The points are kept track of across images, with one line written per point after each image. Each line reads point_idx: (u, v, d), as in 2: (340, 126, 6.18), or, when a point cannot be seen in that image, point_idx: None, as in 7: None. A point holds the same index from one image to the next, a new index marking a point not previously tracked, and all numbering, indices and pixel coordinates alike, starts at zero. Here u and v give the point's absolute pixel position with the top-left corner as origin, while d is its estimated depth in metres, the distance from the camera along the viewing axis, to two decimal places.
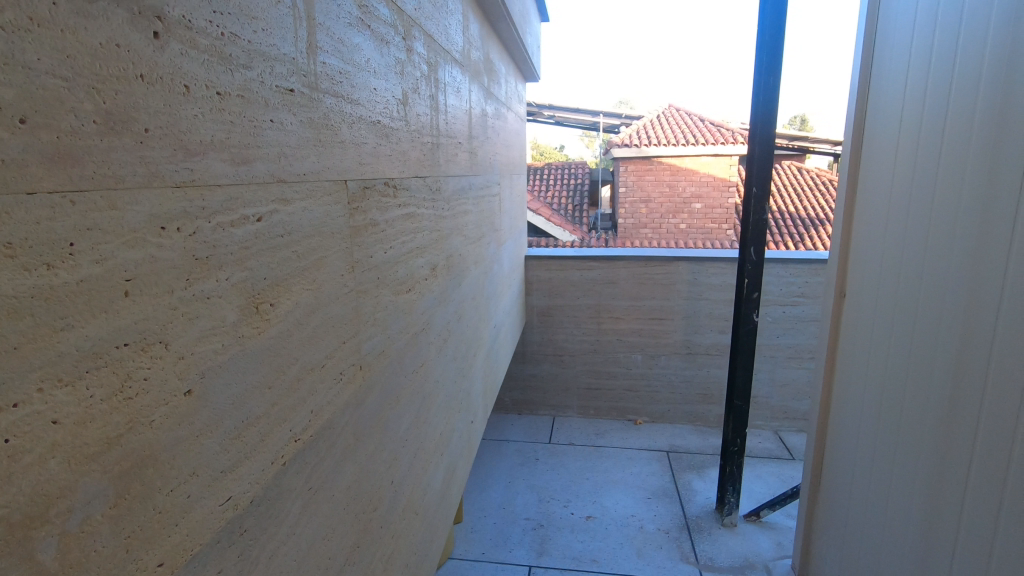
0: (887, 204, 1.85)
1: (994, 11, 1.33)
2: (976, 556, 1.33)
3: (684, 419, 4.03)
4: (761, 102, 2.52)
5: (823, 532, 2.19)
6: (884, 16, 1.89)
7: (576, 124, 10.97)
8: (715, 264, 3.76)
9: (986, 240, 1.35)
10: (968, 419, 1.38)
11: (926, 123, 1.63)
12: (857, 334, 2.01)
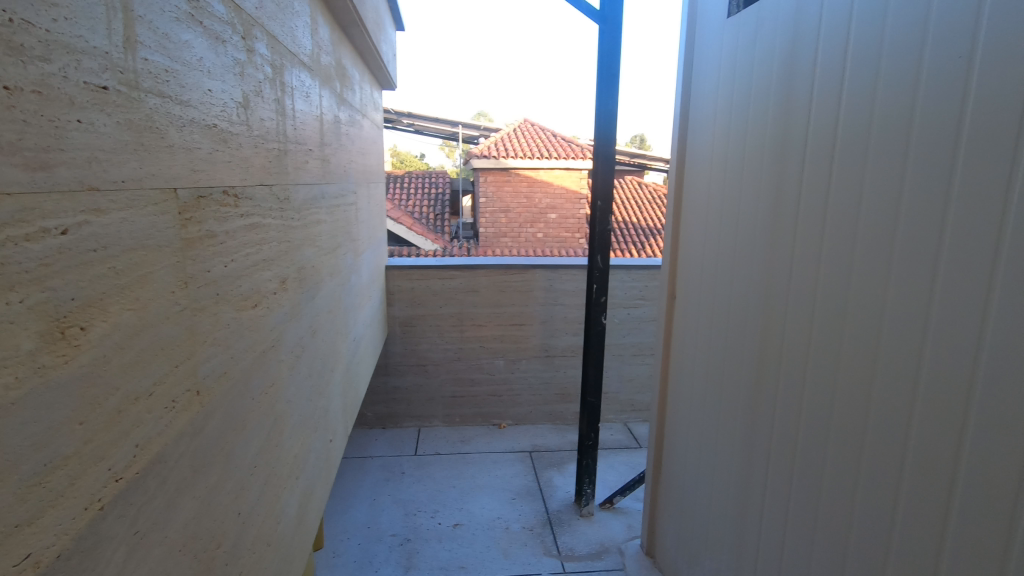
0: (705, 219, 2.13)
1: (780, 61, 1.62)
2: (778, 513, 1.59)
3: (544, 419, 4.22)
4: (602, 123, 2.75)
5: (665, 510, 2.43)
6: (699, 56, 2.19)
7: (436, 134, 11.01)
8: (567, 271, 4.01)
9: (777, 250, 1.62)
10: (769, 399, 1.64)
11: (732, 151, 1.92)
12: (686, 331, 2.29)
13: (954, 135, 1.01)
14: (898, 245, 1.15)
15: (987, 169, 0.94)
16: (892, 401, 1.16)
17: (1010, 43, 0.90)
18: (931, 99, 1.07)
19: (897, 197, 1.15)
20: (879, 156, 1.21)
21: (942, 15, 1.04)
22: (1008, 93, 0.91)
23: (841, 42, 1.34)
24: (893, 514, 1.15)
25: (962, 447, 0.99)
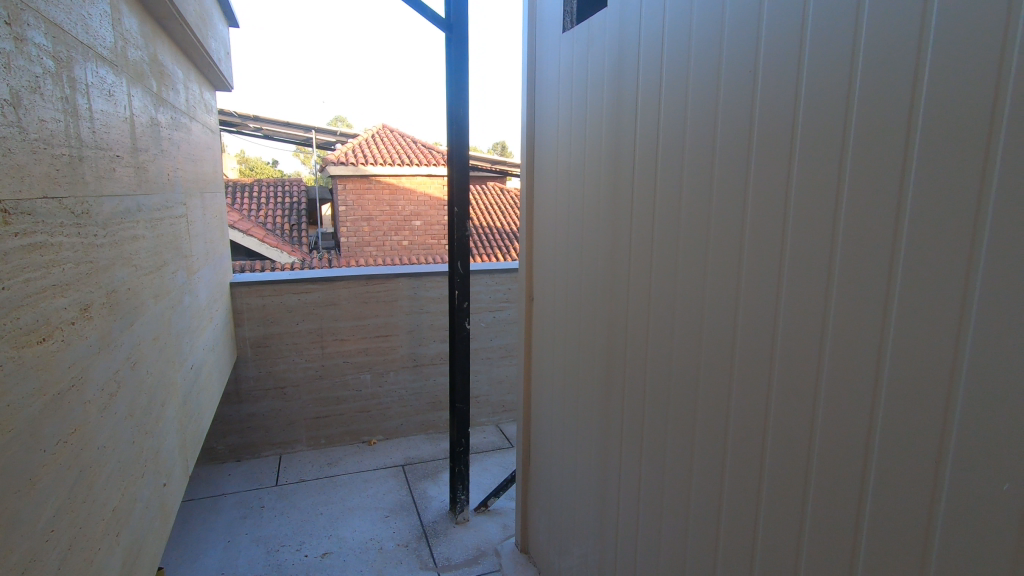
0: (554, 222, 2.24)
1: (609, 76, 1.77)
2: (632, 493, 1.71)
3: (417, 430, 4.14)
4: (454, 130, 2.77)
5: (535, 505, 2.51)
6: (541, 68, 2.31)
7: (287, 139, 10.33)
8: (431, 278, 3.99)
9: (617, 250, 1.77)
10: (619, 388, 1.77)
11: (574, 158, 2.05)
12: (544, 331, 2.38)
13: (746, 145, 1.19)
14: (711, 241, 1.31)
15: (774, 174, 1.12)
16: (715, 379, 1.30)
17: (783, 68, 1.08)
18: (728, 114, 1.24)
19: (707, 198, 1.31)
20: (693, 162, 1.37)
21: (732, 41, 1.22)
22: (783, 112, 1.08)
23: (658, 61, 1.51)
24: (721, 479, 1.30)
25: (768, 413, 1.15)
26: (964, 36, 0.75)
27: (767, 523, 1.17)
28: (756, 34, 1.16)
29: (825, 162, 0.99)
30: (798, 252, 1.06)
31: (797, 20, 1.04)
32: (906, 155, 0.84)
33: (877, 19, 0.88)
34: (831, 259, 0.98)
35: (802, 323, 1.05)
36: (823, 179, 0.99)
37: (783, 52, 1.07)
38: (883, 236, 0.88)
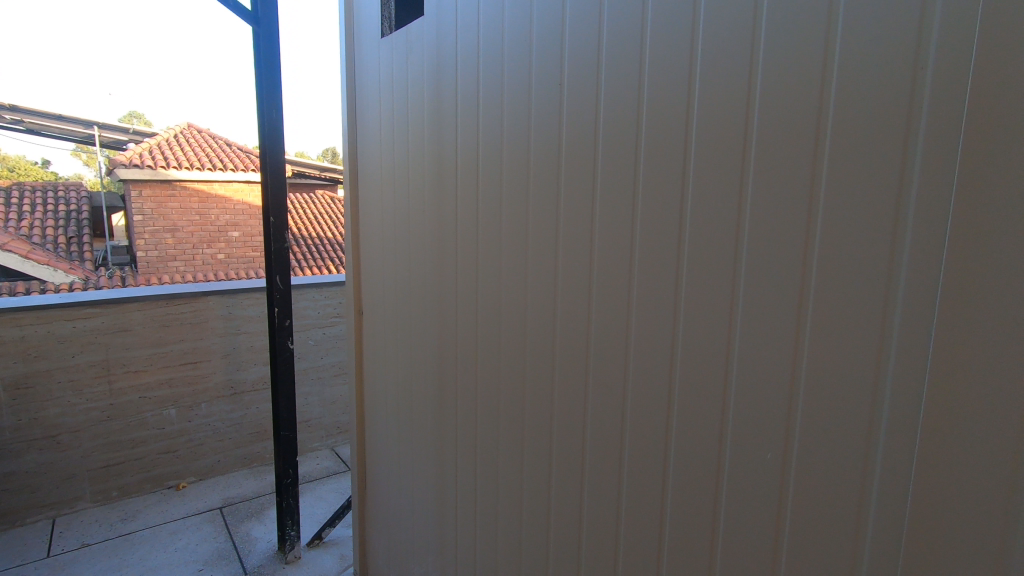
0: (380, 231, 2.17)
1: (427, 84, 1.78)
2: (470, 504, 1.71)
3: (237, 466, 3.70)
4: (266, 131, 2.54)
5: (374, 529, 2.39)
6: (360, 72, 2.23)
7: (59, 136, 8.64)
8: (248, 295, 3.63)
9: (443, 258, 1.76)
10: (452, 400, 1.76)
11: (397, 165, 2.01)
12: (375, 345, 2.28)
13: (556, 161, 1.29)
14: (530, 248, 1.39)
15: (582, 186, 1.22)
16: (542, 379, 1.38)
17: (586, 93, 1.20)
18: (537, 131, 1.35)
19: (525, 209, 1.40)
20: (511, 174, 1.44)
21: (540, 62, 1.31)
22: (590, 132, 1.19)
23: (474, 73, 1.55)
24: (552, 473, 1.38)
25: (591, 407, 1.24)
26: (722, 73, 0.91)
27: (593, 508, 1.26)
28: (557, 61, 1.27)
29: (625, 179, 1.11)
30: (606, 258, 1.17)
31: (593, 51, 1.17)
32: (685, 173, 0.98)
33: (658, 55, 1.02)
34: (635, 264, 1.10)
35: (615, 320, 1.16)
36: (624, 193, 1.12)
37: (586, 78, 1.19)
38: (670, 243, 1.02)
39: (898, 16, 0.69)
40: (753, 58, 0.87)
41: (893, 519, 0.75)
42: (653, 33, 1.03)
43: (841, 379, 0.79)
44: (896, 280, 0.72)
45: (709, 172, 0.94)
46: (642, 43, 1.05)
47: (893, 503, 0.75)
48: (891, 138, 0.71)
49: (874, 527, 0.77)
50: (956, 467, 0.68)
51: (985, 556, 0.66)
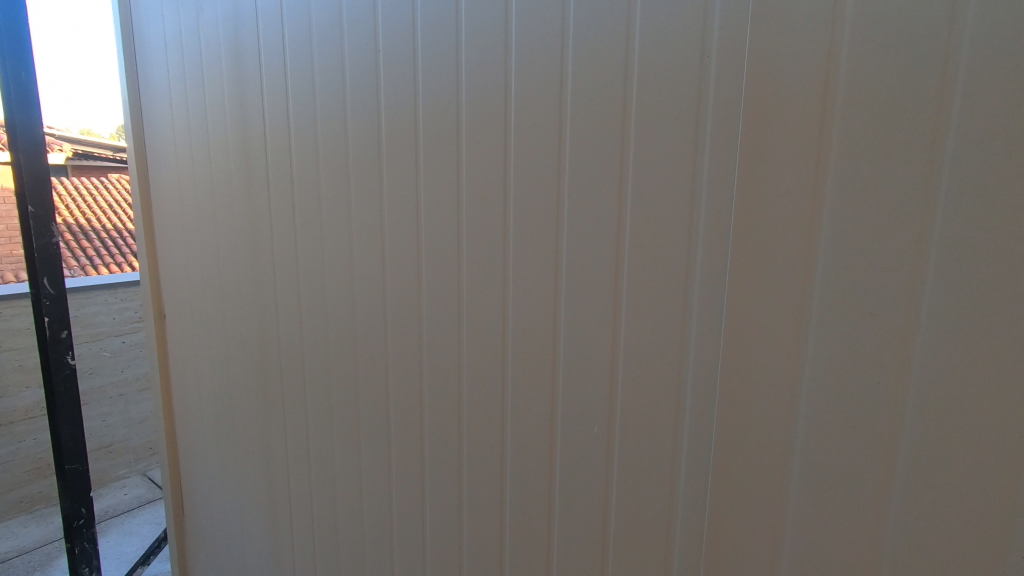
0: (180, 220, 1.87)
1: (225, 50, 1.55)
2: (306, 516, 1.57)
3: (9, 513, 3.01)
4: (12, 96, 2.03)
5: (197, 560, 2.10)
6: (139, 29, 1.87)
7: None
8: (10, 303, 2.94)
9: (258, 250, 1.57)
10: (278, 406, 1.60)
11: (194, 143, 1.73)
12: (183, 353, 1.99)
13: (375, 140, 1.20)
14: (352, 236, 1.29)
15: (403, 167, 1.15)
16: (375, 373, 1.30)
17: (403, 68, 1.12)
18: (350, 108, 1.24)
19: (344, 194, 1.29)
20: (326, 155, 1.31)
21: (353, 31, 1.20)
22: (409, 110, 1.12)
23: (279, 40, 1.38)
24: (392, 471, 1.31)
25: (428, 396, 1.19)
26: (536, 57, 0.91)
27: (434, 502, 1.23)
28: (368, 33, 1.17)
29: (446, 159, 1.07)
30: (433, 241, 1.12)
31: (406, 23, 1.10)
32: (507, 152, 0.98)
33: (473, 29, 0.99)
34: (465, 244, 1.06)
35: (447, 304, 1.12)
36: (447, 173, 1.08)
37: (400, 52, 1.12)
38: (497, 222, 1.01)
39: (686, 3, 0.73)
40: (563, 36, 0.87)
41: (699, 476, 0.81)
42: (467, 6, 0.99)
43: (652, 354, 0.83)
44: (694, 253, 0.77)
45: (530, 149, 0.94)
46: (457, 17, 1.01)
47: (697, 465, 0.81)
48: (685, 123, 0.75)
49: (684, 486, 0.83)
50: (748, 419, 0.75)
51: (772, 496, 0.74)
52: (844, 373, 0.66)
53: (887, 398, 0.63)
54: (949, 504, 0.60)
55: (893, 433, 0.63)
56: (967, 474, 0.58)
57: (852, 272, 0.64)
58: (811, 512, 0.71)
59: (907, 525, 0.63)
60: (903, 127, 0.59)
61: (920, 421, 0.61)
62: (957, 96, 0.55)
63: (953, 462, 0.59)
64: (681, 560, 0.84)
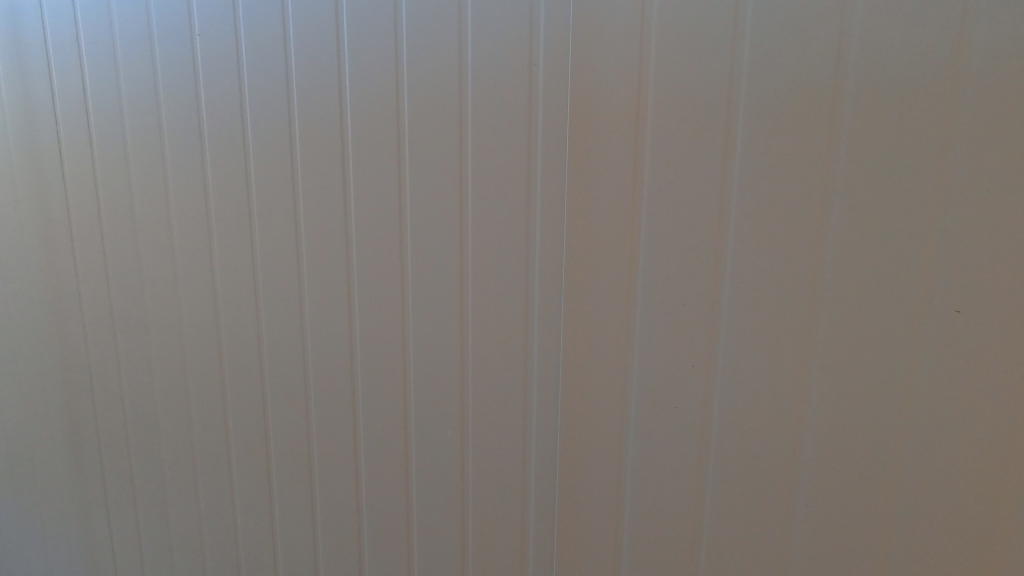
0: None
1: None
2: None
3: None
4: None
5: None
6: None
7: None
8: None
9: None
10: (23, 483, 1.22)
11: None
12: None
13: (181, 163, 0.98)
14: (146, 290, 1.04)
15: (220, 199, 0.97)
16: (175, 424, 1.08)
17: (212, 88, 0.93)
18: (136, 134, 0.99)
19: (132, 237, 1.03)
20: (100, 190, 1.03)
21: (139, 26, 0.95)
22: (226, 139, 0.95)
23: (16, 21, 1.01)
24: (203, 524, 1.11)
25: (249, 439, 1.05)
26: (365, 64, 0.85)
27: (267, 547, 1.08)
28: (150, 40, 0.94)
29: (279, 194, 0.94)
30: (260, 272, 0.97)
31: (220, 33, 0.91)
32: (345, 171, 0.89)
33: (302, 48, 0.87)
34: (300, 274, 0.95)
35: (275, 335, 0.99)
36: (281, 211, 0.94)
37: (204, 69, 0.93)
38: (335, 245, 0.92)
39: (512, 15, 0.77)
40: (397, 52, 0.83)
41: (548, 457, 0.88)
42: (294, 22, 0.87)
43: (499, 349, 0.87)
44: (532, 251, 0.83)
45: (371, 171, 0.88)
46: (283, 32, 0.88)
47: (547, 447, 0.88)
48: (517, 127, 0.80)
49: (535, 468, 0.89)
50: (582, 402, 0.84)
51: (605, 467, 0.85)
52: (652, 346, 0.79)
53: (684, 366, 0.78)
54: (731, 444, 0.78)
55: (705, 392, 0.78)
56: (771, 420, 0.75)
57: (667, 262, 0.77)
58: (635, 467, 0.83)
59: (723, 471, 0.79)
60: (686, 146, 0.74)
61: (708, 381, 0.77)
62: (740, 128, 0.71)
63: (731, 410, 0.77)
64: (538, 535, 0.91)
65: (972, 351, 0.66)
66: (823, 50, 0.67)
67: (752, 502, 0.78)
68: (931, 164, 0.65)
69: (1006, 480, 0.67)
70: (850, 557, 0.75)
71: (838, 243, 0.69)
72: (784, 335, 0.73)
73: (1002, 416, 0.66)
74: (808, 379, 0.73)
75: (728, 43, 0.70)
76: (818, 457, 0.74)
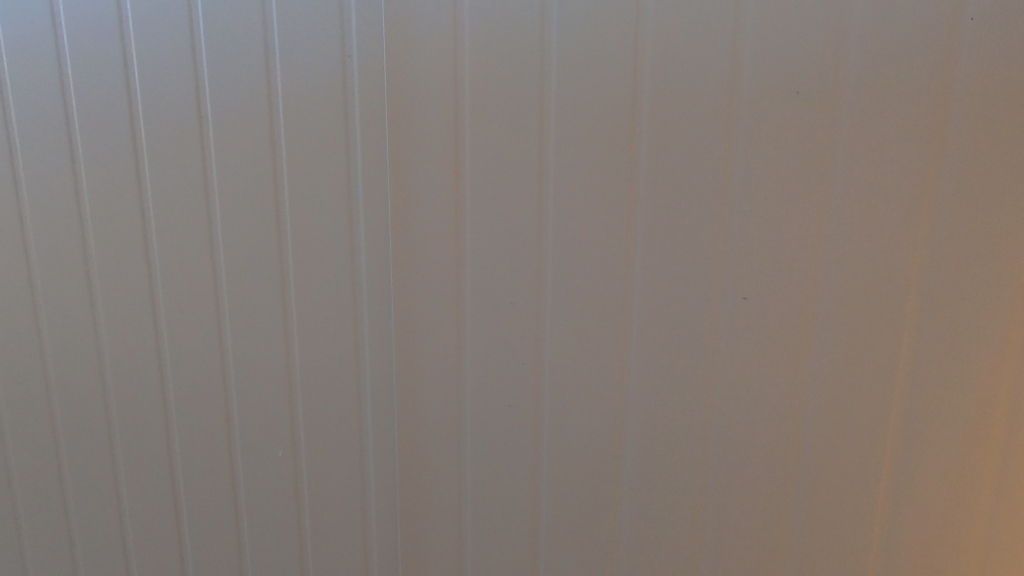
0: None
1: None
2: None
3: None
4: None
5: None
6: None
7: None
8: None
9: None
10: None
11: None
12: None
13: None
14: None
15: None
16: None
17: None
18: None
19: None
20: None
21: None
22: None
23: None
24: None
25: (34, 491, 0.88)
26: (151, 58, 0.73)
27: None
28: None
29: (61, 216, 0.78)
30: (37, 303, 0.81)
31: None
32: (139, 183, 0.77)
33: (77, 46, 0.73)
34: (91, 290, 0.81)
35: (59, 367, 0.83)
36: (64, 237, 0.79)
37: None
38: (138, 266, 0.80)
39: (319, 7, 0.71)
40: (195, 47, 0.72)
41: (388, 469, 0.85)
42: (65, 14, 0.72)
43: (328, 363, 0.82)
44: (357, 256, 0.79)
45: (170, 182, 0.77)
46: (49, 25, 0.72)
47: (385, 459, 0.84)
48: (332, 126, 0.75)
49: (375, 482, 0.85)
50: (418, 408, 0.82)
51: (445, 471, 0.83)
52: (483, 348, 0.79)
53: (515, 364, 0.79)
54: (562, 441, 0.80)
55: (537, 390, 0.79)
56: (598, 413, 0.78)
57: (492, 263, 0.76)
58: (474, 471, 0.83)
59: (557, 466, 0.81)
60: (504, 145, 0.73)
61: (537, 376, 0.79)
62: (554, 131, 0.72)
63: (560, 407, 0.79)
64: (381, 551, 0.87)
65: (757, 349, 0.74)
66: (621, 57, 0.69)
67: (582, 493, 0.81)
68: (717, 169, 0.70)
69: (781, 462, 0.77)
70: (666, 540, 0.81)
71: (645, 241, 0.73)
72: (602, 329, 0.76)
73: (778, 405, 0.75)
74: (626, 371, 0.77)
75: (536, 40, 0.70)
76: (640, 445, 0.79)
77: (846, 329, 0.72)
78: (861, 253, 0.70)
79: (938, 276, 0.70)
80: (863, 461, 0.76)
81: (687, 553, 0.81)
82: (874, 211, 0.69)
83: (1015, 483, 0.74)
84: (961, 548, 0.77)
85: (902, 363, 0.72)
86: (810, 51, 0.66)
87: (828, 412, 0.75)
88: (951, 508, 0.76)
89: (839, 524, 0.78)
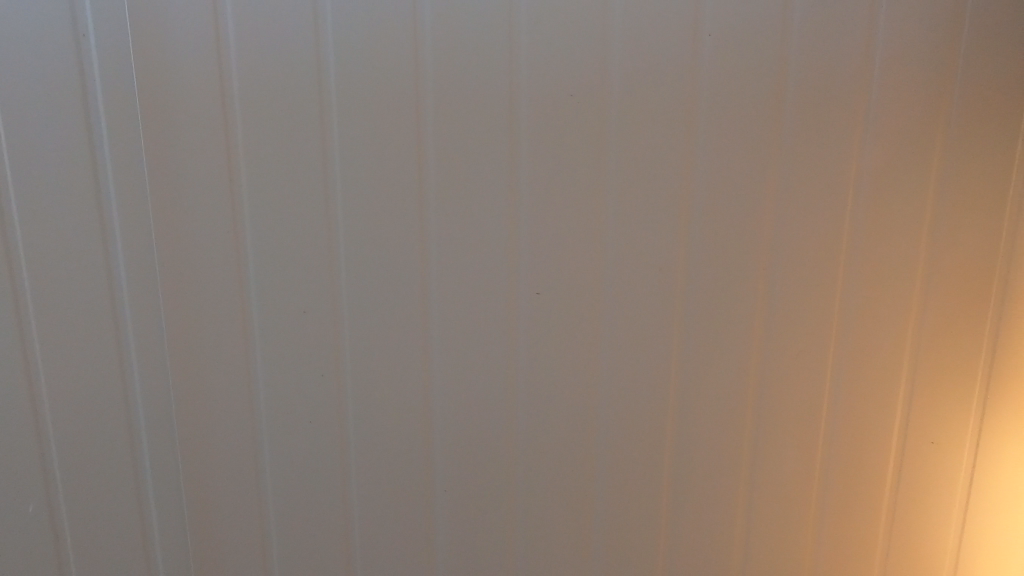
0: None
1: None
2: None
3: None
4: None
5: None
6: None
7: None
8: None
9: None
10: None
11: None
12: None
13: None
14: None
15: None
16: None
17: None
18: None
19: None
20: None
21: None
22: None
23: None
24: None
25: None
26: None
27: None
28: None
29: None
30: None
31: None
32: None
33: None
34: None
35: None
36: None
37: None
38: None
39: None
40: None
41: (173, 509, 0.76)
42: None
43: (88, 400, 0.71)
44: (115, 274, 0.69)
45: None
46: None
47: (170, 499, 0.76)
48: (69, 126, 0.65)
49: (160, 526, 0.76)
50: (208, 434, 0.75)
51: (243, 501, 0.77)
52: (277, 364, 0.74)
53: (313, 378, 0.75)
54: (370, 454, 0.78)
55: (340, 403, 0.76)
56: (405, 420, 0.77)
57: (278, 274, 0.72)
58: (277, 496, 0.77)
59: (367, 481, 0.78)
60: (282, 149, 0.69)
61: (339, 389, 0.76)
62: (336, 134, 0.69)
63: (365, 419, 0.77)
64: None
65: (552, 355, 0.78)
66: (400, 59, 0.68)
67: (395, 505, 0.79)
68: (500, 173, 0.72)
69: (581, 469, 0.82)
70: (478, 550, 0.82)
71: (438, 239, 0.73)
72: (403, 334, 0.75)
73: (574, 406, 0.80)
74: (431, 375, 0.77)
75: (309, 39, 0.66)
76: (450, 450, 0.79)
77: (628, 334, 0.79)
78: (632, 263, 0.77)
79: (695, 286, 0.79)
80: (649, 456, 0.83)
81: (501, 553, 0.83)
82: (640, 222, 0.76)
83: (764, 468, 0.86)
84: (732, 529, 0.87)
85: (675, 366, 0.81)
86: (575, 60, 0.71)
87: (618, 415, 0.81)
88: (720, 494, 0.85)
89: (633, 522, 0.84)
